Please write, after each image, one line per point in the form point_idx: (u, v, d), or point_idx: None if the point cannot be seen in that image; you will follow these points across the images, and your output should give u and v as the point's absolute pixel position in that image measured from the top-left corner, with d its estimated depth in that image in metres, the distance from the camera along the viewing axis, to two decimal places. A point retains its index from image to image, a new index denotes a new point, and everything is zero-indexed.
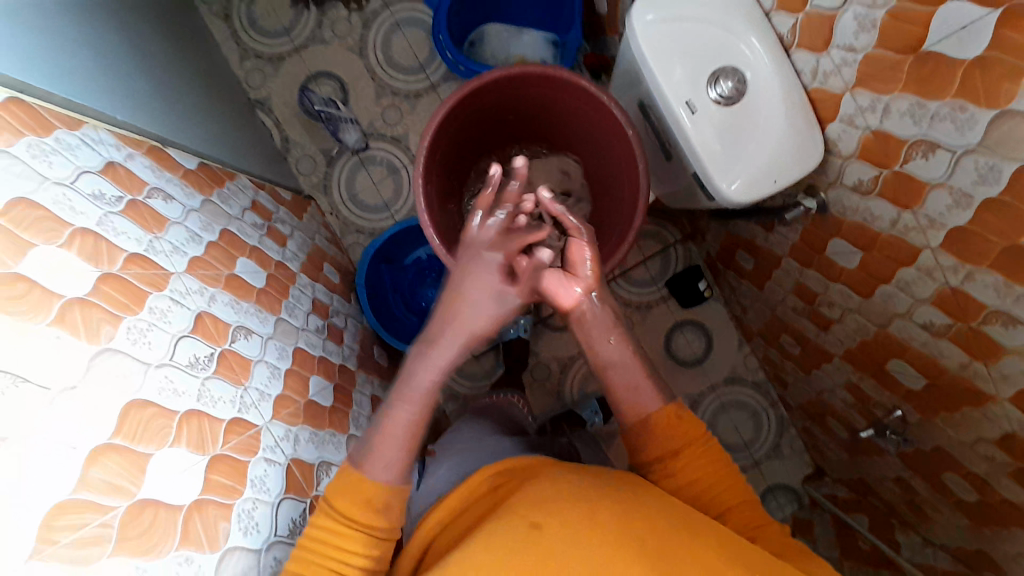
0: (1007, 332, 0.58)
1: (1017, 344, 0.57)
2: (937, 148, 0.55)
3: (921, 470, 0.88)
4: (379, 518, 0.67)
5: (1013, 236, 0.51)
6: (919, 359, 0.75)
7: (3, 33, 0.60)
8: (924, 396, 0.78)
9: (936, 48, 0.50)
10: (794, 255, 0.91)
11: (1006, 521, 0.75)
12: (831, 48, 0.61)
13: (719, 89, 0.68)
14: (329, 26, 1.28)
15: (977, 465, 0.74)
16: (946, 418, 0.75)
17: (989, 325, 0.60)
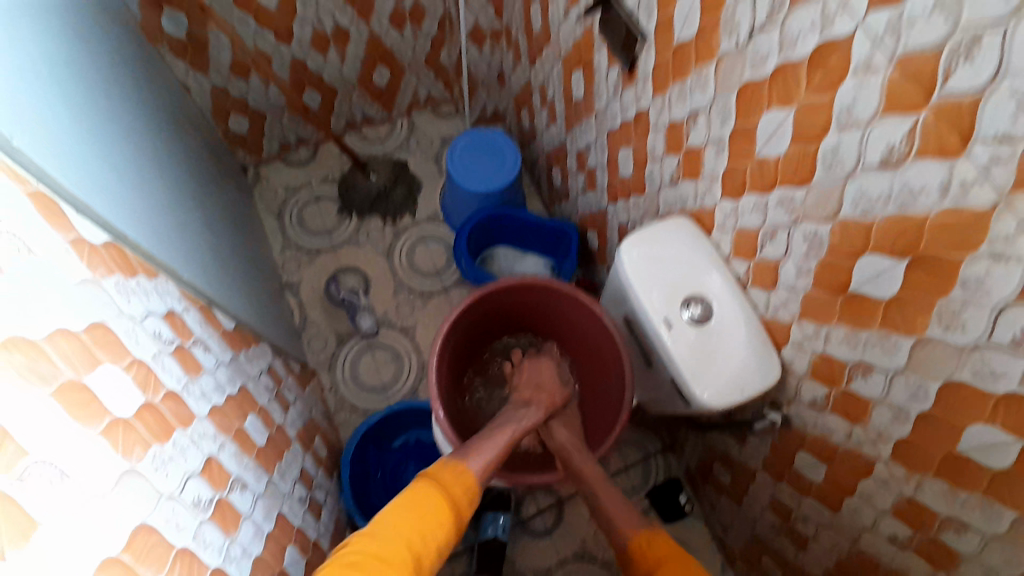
0: (962, 539, 0.63)
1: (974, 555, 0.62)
2: (873, 369, 0.65)
3: None
4: (468, 508, 0.78)
5: (946, 445, 0.60)
6: None
7: (124, 206, 0.76)
8: None
9: (860, 288, 0.62)
10: (766, 468, 0.97)
11: None
12: (778, 286, 0.74)
13: (690, 311, 0.81)
14: (364, 233, 1.51)
15: None
16: None
17: (946, 534, 0.65)
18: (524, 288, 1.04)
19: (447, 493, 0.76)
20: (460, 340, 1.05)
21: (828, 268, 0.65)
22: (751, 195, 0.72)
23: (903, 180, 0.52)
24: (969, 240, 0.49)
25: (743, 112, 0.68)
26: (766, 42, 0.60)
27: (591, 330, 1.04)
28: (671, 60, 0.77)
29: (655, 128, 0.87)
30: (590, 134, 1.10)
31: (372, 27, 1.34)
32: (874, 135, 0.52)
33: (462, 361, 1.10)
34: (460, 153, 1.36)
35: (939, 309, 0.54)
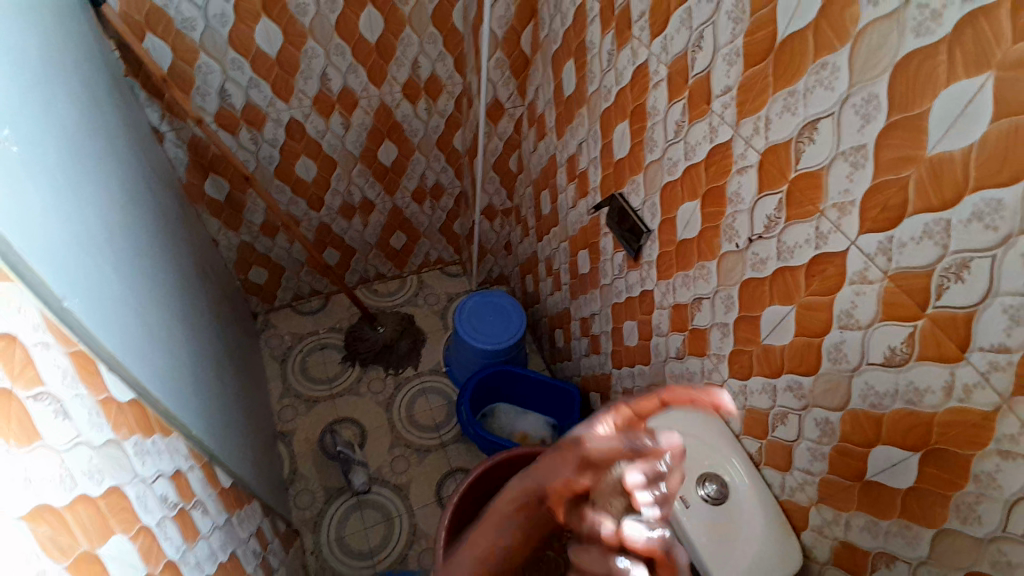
0: None
1: None
2: (896, 558, 0.65)
3: None
4: None
5: None
6: None
7: (153, 371, 0.77)
8: None
9: (876, 477, 0.64)
10: None
11: None
12: (793, 468, 0.76)
13: (706, 489, 0.79)
14: (366, 383, 1.51)
15: None
16: None
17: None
18: (537, 458, 1.01)
19: None
20: (466, 513, 0.99)
21: (844, 456, 0.67)
22: (758, 378, 0.76)
23: (907, 379, 0.57)
24: (977, 437, 0.52)
25: (746, 304, 0.75)
26: (762, 250, 0.69)
27: None
28: (675, 253, 0.87)
29: (659, 307, 0.94)
30: (595, 304, 1.18)
31: (395, 199, 1.48)
32: (874, 336, 0.58)
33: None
34: (470, 313, 1.41)
35: (954, 502, 0.56)
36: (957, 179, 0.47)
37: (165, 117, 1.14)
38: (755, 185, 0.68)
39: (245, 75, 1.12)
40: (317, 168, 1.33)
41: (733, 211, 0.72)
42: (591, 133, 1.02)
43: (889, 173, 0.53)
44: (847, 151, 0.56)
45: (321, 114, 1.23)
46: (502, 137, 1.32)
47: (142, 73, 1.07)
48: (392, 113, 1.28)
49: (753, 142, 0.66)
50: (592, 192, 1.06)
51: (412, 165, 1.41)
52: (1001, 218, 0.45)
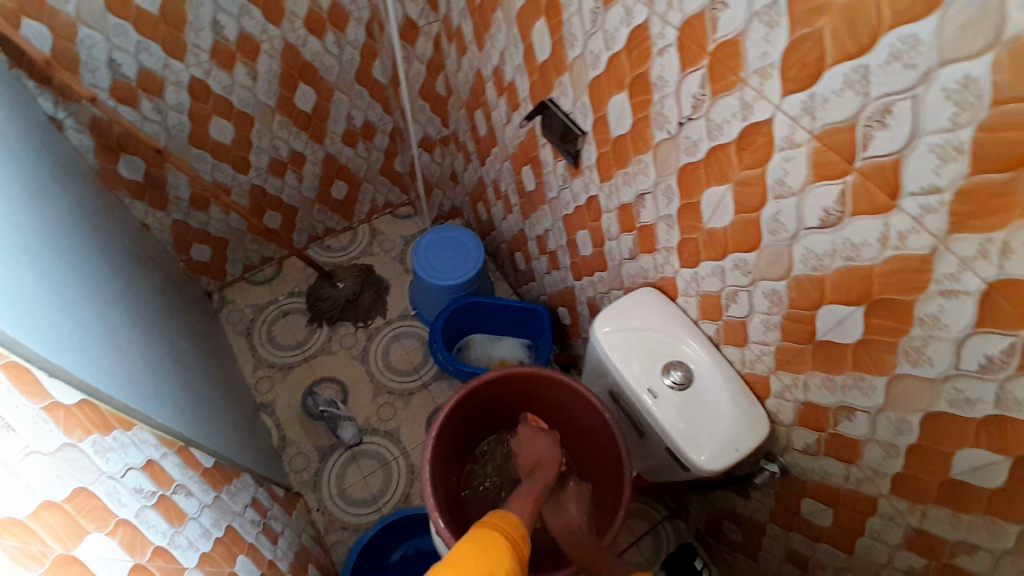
0: (972, 559, 0.65)
1: (986, 569, 0.64)
2: (856, 410, 0.68)
3: None
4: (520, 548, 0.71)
5: (943, 472, 0.62)
6: None
7: (97, 367, 0.74)
8: None
9: (825, 336, 0.66)
10: (773, 518, 0.94)
11: None
12: (749, 342, 0.78)
13: (671, 377, 0.82)
14: (337, 340, 1.50)
15: None
16: None
17: (959, 560, 0.67)
18: (507, 379, 1.03)
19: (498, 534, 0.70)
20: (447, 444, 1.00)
21: (794, 321, 0.69)
22: (707, 262, 0.77)
23: (843, 237, 0.57)
24: (917, 282, 0.53)
25: (684, 192, 0.74)
26: (693, 132, 0.68)
27: (577, 411, 1.00)
28: (612, 153, 0.84)
29: (606, 210, 0.93)
30: (546, 221, 1.17)
31: (325, 147, 1.41)
32: (808, 201, 0.58)
33: (454, 462, 1.07)
34: (429, 253, 1.38)
35: (903, 348, 0.58)
36: (872, 20, 0.45)
37: (59, 103, 1.05)
38: (677, 65, 0.65)
39: (132, 41, 1.01)
40: (234, 128, 1.24)
41: (659, 97, 0.70)
42: (510, 40, 0.96)
43: (804, 26, 0.50)
44: (761, 10, 0.53)
45: (223, 67, 1.13)
46: (423, 60, 1.24)
47: (24, 59, 0.97)
48: (299, 53, 1.18)
49: (668, 18, 0.63)
50: (523, 104, 1.02)
51: (335, 108, 1.33)
52: (919, 54, 0.44)
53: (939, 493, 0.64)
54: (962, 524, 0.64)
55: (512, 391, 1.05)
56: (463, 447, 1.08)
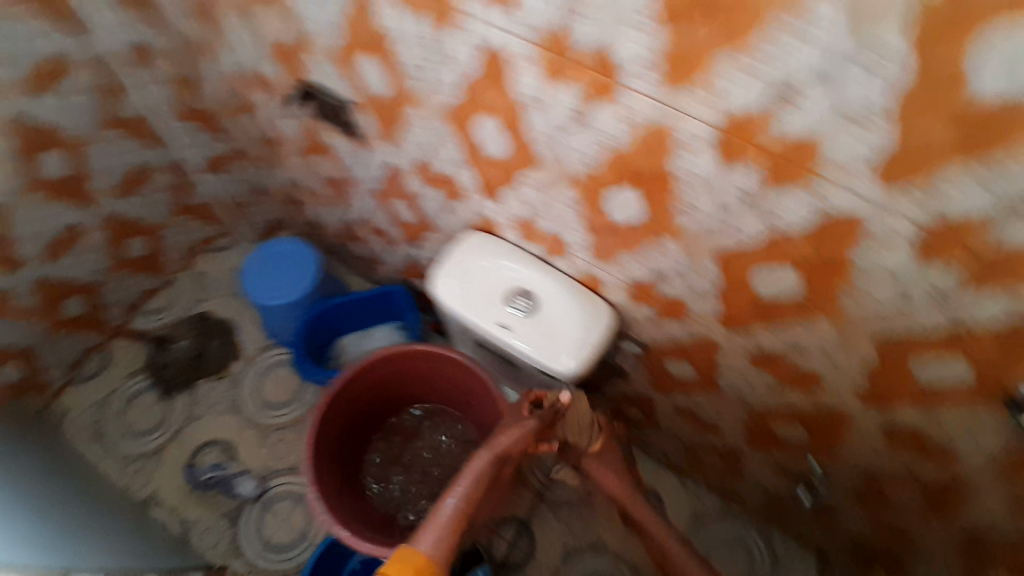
0: (800, 359, 0.70)
1: (811, 363, 0.69)
2: (670, 272, 0.72)
3: (869, 504, 0.86)
4: None
5: (750, 296, 0.67)
6: (788, 413, 0.80)
7: None
8: (815, 440, 0.81)
9: (622, 220, 0.70)
10: (652, 386, 0.97)
11: (953, 506, 0.73)
12: (570, 251, 0.82)
13: (515, 303, 0.85)
14: (200, 402, 1.33)
15: (897, 470, 0.75)
16: (842, 445, 0.78)
17: (789, 361, 0.72)
18: (374, 366, 1.00)
19: None
20: (329, 449, 0.96)
21: (591, 215, 0.72)
22: (506, 190, 0.78)
23: (599, 134, 0.61)
24: (666, 152, 0.58)
25: (459, 128, 0.75)
26: (447, 73, 0.68)
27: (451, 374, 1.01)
28: (384, 115, 0.82)
29: (407, 173, 0.91)
30: (359, 203, 1.10)
31: (104, 207, 1.18)
32: (557, 102, 0.61)
33: (346, 469, 1.03)
34: (256, 277, 1.20)
35: (679, 205, 0.62)
36: None
37: None
38: (404, 10, 0.64)
39: None
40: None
41: (399, 44, 0.69)
42: (241, 28, 0.87)
43: None
44: None
45: None
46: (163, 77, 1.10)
47: None
48: (23, 121, 0.97)
49: None
50: (283, 91, 0.94)
51: (95, 162, 1.11)
52: None
53: (757, 318, 0.69)
54: (782, 337, 0.69)
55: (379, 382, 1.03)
56: (352, 455, 1.05)
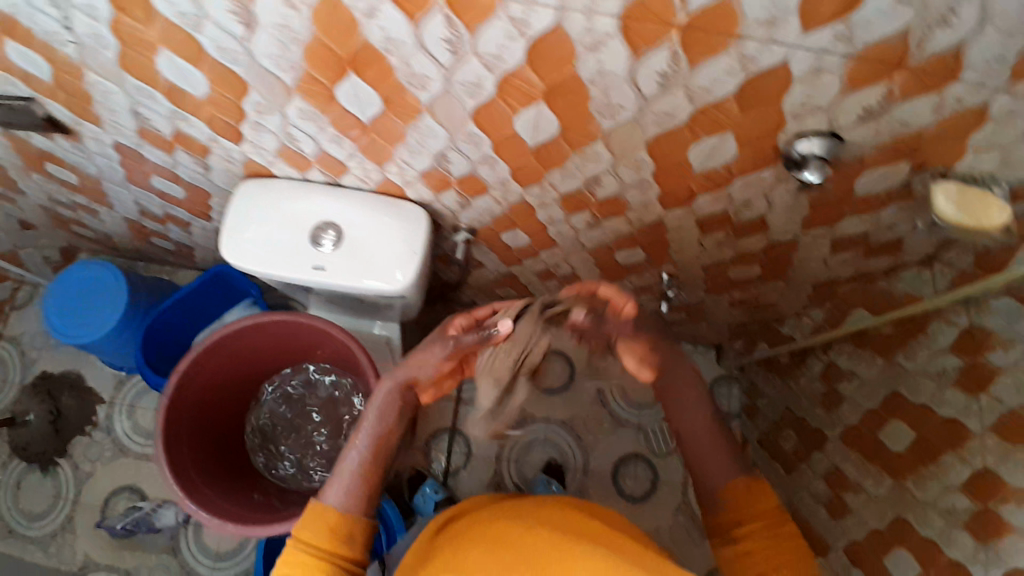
0: (601, 189, 0.68)
1: (610, 190, 0.68)
2: (445, 151, 0.66)
3: (723, 287, 0.91)
4: (344, 547, 0.60)
5: (524, 146, 0.62)
6: (621, 240, 0.80)
7: None
8: (654, 254, 0.83)
9: (368, 115, 0.61)
10: (503, 262, 0.95)
11: (785, 256, 0.78)
12: (347, 165, 0.73)
13: (322, 241, 0.76)
14: (85, 458, 1.16)
15: (726, 251, 0.79)
16: (676, 249, 0.80)
17: (593, 194, 0.70)
18: (237, 342, 0.83)
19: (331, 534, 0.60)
20: (196, 440, 0.81)
21: (336, 121, 0.63)
22: (243, 125, 0.68)
23: (272, 28, 0.51)
24: (345, 25, 0.49)
25: (146, 80, 0.63)
26: (82, 20, 0.55)
27: (324, 339, 0.85)
28: (68, 95, 0.69)
29: (140, 147, 0.78)
30: (125, 197, 0.95)
31: None
32: (210, 6, 0.50)
33: (228, 455, 0.88)
34: (63, 312, 1.03)
35: (403, 79, 0.55)
36: None
37: None
38: None
39: None
40: None
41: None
42: None
43: None
44: None
45: None
46: None
47: None
48: None
49: None
50: None
51: None
52: None
53: (543, 165, 0.65)
54: (572, 174, 0.66)
55: (232, 365, 0.85)
56: (228, 455, 0.87)
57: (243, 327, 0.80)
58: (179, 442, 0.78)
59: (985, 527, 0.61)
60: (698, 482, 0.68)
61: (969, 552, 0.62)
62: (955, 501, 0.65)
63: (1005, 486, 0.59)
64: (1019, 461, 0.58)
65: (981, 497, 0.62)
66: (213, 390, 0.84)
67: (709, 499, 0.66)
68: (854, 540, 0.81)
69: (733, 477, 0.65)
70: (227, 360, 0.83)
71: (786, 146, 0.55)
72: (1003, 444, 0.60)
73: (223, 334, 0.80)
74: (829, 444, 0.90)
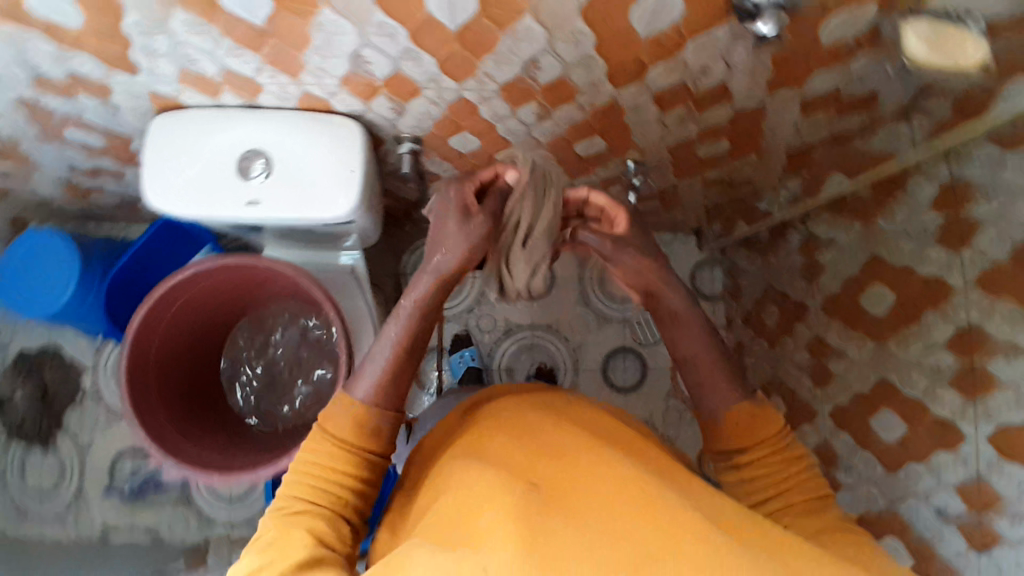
0: (541, 73, 0.61)
1: (551, 72, 0.61)
2: (359, 50, 0.58)
3: (693, 167, 0.85)
4: (372, 442, 0.58)
5: (445, 32, 0.55)
6: (576, 130, 0.74)
7: None
8: (613, 140, 0.76)
9: (261, 17, 0.53)
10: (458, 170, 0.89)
11: (753, 125, 0.72)
12: (258, 82, 0.65)
13: (252, 172, 0.71)
14: (80, 430, 1.12)
15: (690, 127, 0.72)
16: (636, 131, 0.74)
17: (535, 80, 0.63)
18: (194, 287, 0.79)
19: (346, 441, 0.57)
20: (170, 387, 0.81)
21: (229, 28, 0.55)
22: (132, 52, 0.59)
23: None
24: None
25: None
26: None
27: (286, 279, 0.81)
28: None
29: (33, 98, 0.70)
30: (40, 156, 0.87)
31: None
32: None
33: (208, 396, 0.89)
34: (15, 278, 0.91)
35: None
36: None
37: None
38: None
39: None
40: None
41: None
42: None
43: None
44: None
45: None
46: None
47: None
48: None
49: None
50: None
51: None
52: None
53: (472, 52, 0.58)
54: (506, 58, 0.59)
55: (187, 311, 0.81)
56: (205, 395, 0.88)
57: (188, 275, 0.76)
58: (152, 397, 0.78)
59: (970, 381, 0.59)
60: (695, 400, 0.61)
61: (955, 407, 0.61)
62: (939, 359, 0.63)
63: (991, 340, 0.57)
64: (1004, 311, 0.56)
65: (968, 353, 0.59)
66: (175, 337, 0.82)
67: (706, 414, 0.59)
68: (836, 404, 0.81)
69: (734, 402, 0.58)
70: (182, 308, 0.80)
71: None
72: (986, 296, 0.58)
73: (173, 282, 0.76)
74: (811, 316, 0.88)
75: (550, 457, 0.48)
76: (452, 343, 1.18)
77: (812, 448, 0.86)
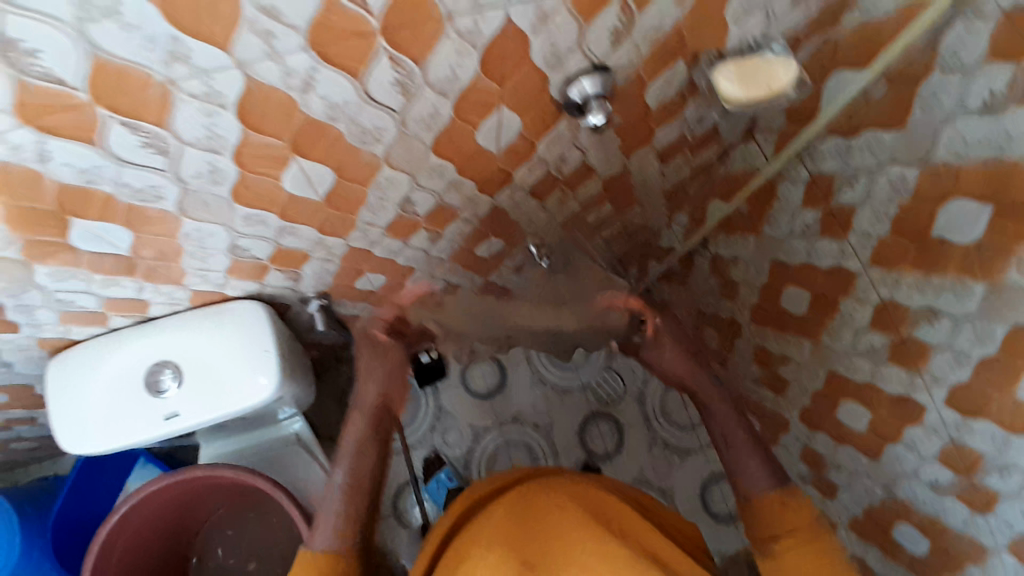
0: (419, 206, 0.63)
1: (429, 202, 0.63)
2: (238, 241, 0.58)
3: (592, 233, 0.89)
4: None
5: (317, 203, 0.56)
6: (471, 239, 0.76)
7: None
8: (508, 236, 0.79)
9: (128, 245, 0.53)
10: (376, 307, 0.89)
11: (628, 183, 0.77)
12: (145, 298, 0.63)
13: (166, 386, 0.67)
14: None
15: (574, 203, 0.76)
16: (527, 221, 0.77)
17: (416, 213, 0.65)
18: (144, 515, 0.74)
19: None
20: None
21: (99, 264, 0.54)
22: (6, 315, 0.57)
23: None
24: (28, 177, 0.41)
25: None
26: None
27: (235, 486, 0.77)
28: None
29: None
30: None
31: None
32: None
33: None
34: None
35: (138, 198, 0.47)
36: None
37: None
38: None
39: None
40: None
41: None
42: None
43: None
44: None
45: None
46: None
47: None
48: None
49: None
50: None
51: None
52: None
53: (346, 211, 0.59)
54: (381, 206, 0.61)
55: (142, 541, 0.76)
56: None
57: (131, 505, 0.71)
58: None
59: (905, 354, 0.62)
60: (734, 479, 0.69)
61: (904, 381, 0.63)
62: (871, 340, 0.66)
63: (906, 311, 0.61)
64: (906, 281, 0.60)
65: (894, 328, 0.63)
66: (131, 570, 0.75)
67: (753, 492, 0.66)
68: (802, 406, 0.83)
69: (763, 484, 0.66)
70: (135, 538, 0.74)
71: (562, 96, 0.52)
72: (886, 272, 0.62)
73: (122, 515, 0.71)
74: (745, 330, 0.92)
75: (559, 560, 0.49)
76: (424, 470, 1.13)
77: (797, 454, 0.87)
